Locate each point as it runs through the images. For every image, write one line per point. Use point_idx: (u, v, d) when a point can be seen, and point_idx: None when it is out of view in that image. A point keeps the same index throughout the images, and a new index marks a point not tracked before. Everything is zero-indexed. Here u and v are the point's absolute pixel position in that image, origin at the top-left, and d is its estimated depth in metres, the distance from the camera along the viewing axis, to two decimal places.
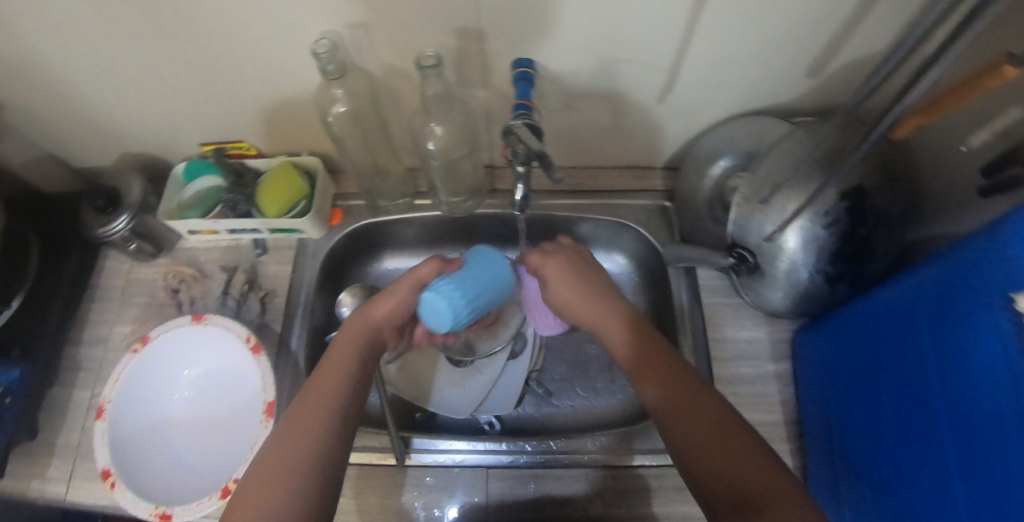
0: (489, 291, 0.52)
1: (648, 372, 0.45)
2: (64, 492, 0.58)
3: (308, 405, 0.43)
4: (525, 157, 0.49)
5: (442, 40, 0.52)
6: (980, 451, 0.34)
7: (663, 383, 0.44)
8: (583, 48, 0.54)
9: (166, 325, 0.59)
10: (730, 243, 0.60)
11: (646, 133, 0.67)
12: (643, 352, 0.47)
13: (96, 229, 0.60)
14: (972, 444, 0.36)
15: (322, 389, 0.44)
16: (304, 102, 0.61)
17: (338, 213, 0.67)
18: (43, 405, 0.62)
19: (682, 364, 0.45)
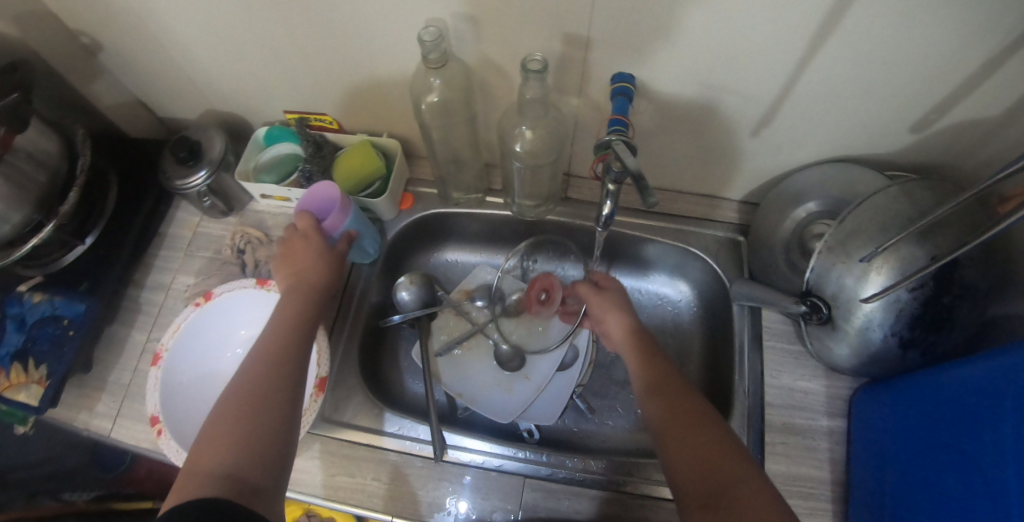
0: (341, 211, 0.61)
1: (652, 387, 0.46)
2: (109, 429, 0.60)
3: (257, 371, 0.44)
4: (617, 175, 0.48)
5: (547, 44, 0.51)
6: None
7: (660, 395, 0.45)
8: (687, 71, 0.53)
9: (229, 284, 0.61)
10: (803, 291, 0.58)
11: (728, 163, 0.65)
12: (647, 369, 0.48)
13: (175, 180, 0.61)
14: None
15: (269, 355, 0.46)
16: (395, 85, 0.61)
17: (409, 199, 0.68)
18: (101, 341, 0.64)
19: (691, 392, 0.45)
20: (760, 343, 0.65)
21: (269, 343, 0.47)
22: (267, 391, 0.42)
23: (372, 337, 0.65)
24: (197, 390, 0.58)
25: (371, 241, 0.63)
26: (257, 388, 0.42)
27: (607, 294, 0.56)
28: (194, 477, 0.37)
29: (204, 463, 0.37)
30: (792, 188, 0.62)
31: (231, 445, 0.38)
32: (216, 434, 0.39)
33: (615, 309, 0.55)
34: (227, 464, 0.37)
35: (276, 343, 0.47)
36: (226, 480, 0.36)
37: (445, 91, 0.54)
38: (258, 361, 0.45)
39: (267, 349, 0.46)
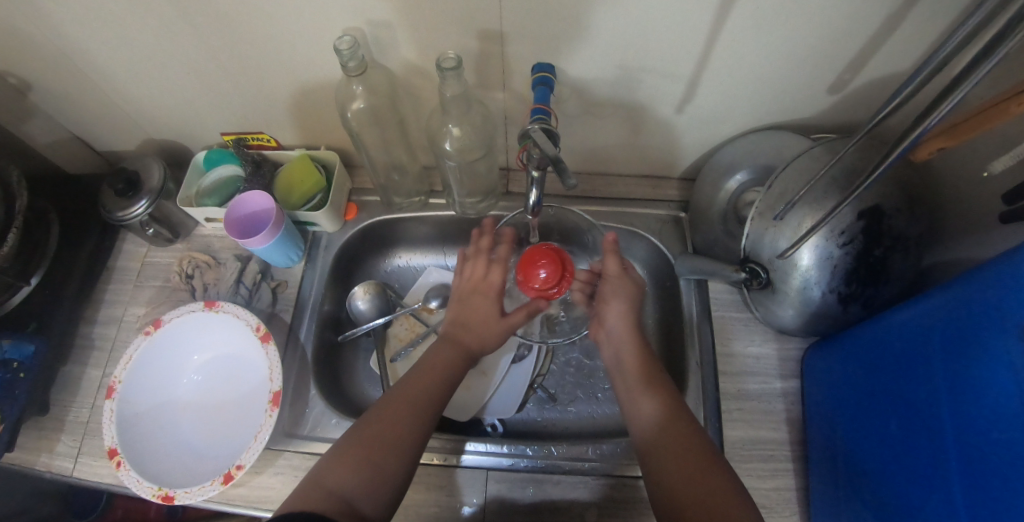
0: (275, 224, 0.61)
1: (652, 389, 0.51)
2: (71, 468, 0.59)
3: (385, 418, 0.46)
4: (538, 161, 0.49)
5: (463, 42, 0.52)
6: (991, 472, 0.35)
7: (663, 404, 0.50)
8: (604, 55, 0.54)
9: (178, 309, 0.60)
10: (742, 258, 0.59)
11: (663, 141, 0.67)
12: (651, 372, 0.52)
13: (114, 213, 0.61)
14: (979, 467, 0.36)
15: (411, 403, 0.47)
16: (323, 97, 0.61)
17: (353, 208, 0.68)
18: (56, 381, 0.64)
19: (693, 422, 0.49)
20: (711, 315, 0.66)
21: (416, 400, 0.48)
22: (388, 440, 0.45)
23: (330, 350, 0.65)
24: (156, 418, 0.58)
25: (294, 247, 0.62)
26: (382, 434, 0.45)
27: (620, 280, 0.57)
28: (318, 488, 0.42)
29: (327, 481, 0.42)
30: (724, 159, 0.63)
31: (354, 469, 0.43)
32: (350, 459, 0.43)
33: (619, 296, 0.56)
34: (337, 485, 0.42)
35: (428, 393, 0.49)
36: (340, 501, 0.41)
37: (370, 97, 0.55)
38: (409, 410, 0.47)
39: (413, 405, 0.47)
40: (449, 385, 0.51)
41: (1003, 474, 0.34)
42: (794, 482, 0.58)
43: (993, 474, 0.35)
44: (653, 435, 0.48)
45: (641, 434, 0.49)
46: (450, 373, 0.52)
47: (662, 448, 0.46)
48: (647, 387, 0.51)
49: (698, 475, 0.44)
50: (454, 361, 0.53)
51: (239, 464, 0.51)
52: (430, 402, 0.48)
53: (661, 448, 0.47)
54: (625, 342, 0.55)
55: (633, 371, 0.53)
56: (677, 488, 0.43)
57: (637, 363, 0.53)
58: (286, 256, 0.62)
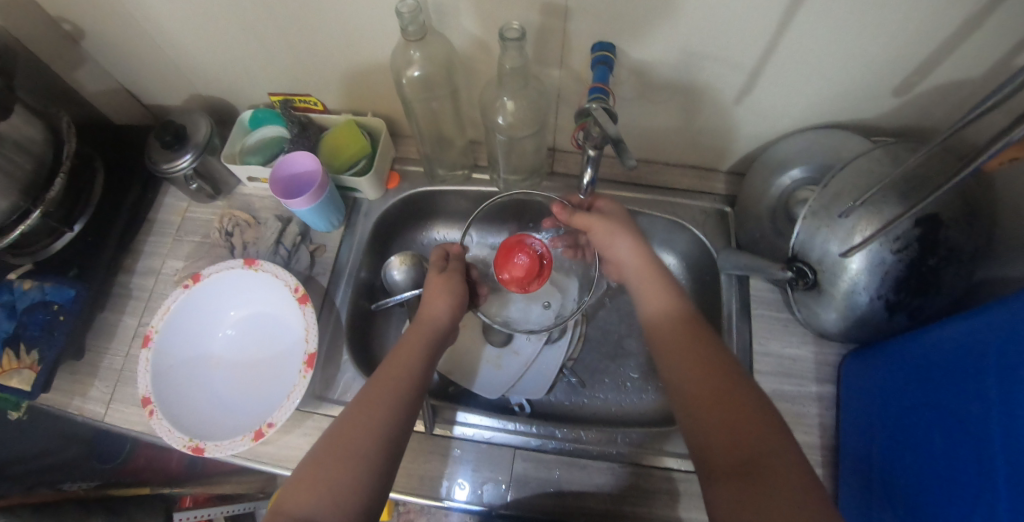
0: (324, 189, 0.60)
1: (681, 348, 0.47)
2: (103, 413, 0.60)
3: (341, 433, 0.42)
4: (597, 140, 0.48)
5: (527, 14, 0.51)
6: None
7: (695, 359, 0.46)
8: (668, 39, 0.53)
9: (217, 265, 0.61)
10: (789, 257, 0.58)
11: (714, 132, 0.65)
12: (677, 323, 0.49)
13: (160, 165, 0.61)
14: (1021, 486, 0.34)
15: (368, 413, 0.43)
16: (376, 63, 0.60)
17: (395, 177, 0.68)
18: (93, 327, 0.64)
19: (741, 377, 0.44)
20: (749, 312, 0.65)
21: (374, 409, 0.44)
22: (343, 455, 0.41)
23: (364, 317, 0.64)
24: (189, 371, 0.58)
25: (335, 212, 0.62)
26: (337, 449, 0.41)
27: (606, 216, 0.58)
28: (278, 514, 0.38)
29: (287, 507, 0.38)
30: (777, 156, 0.62)
31: (317, 489, 0.39)
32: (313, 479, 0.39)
33: (618, 233, 0.57)
34: (295, 511, 0.38)
35: (382, 397, 0.44)
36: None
37: (426, 66, 0.54)
38: (366, 422, 0.43)
39: (368, 414, 0.43)
40: (412, 385, 0.46)
41: None
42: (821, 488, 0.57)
43: None
44: (695, 390, 0.44)
45: (685, 388, 0.44)
46: (412, 373, 0.47)
47: (697, 403, 0.43)
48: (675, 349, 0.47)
49: (756, 441, 0.39)
50: (416, 360, 0.49)
51: (271, 422, 0.51)
52: (390, 407, 0.44)
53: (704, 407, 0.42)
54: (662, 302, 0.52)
55: (663, 333, 0.49)
56: (712, 449, 0.40)
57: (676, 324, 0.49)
58: (326, 220, 0.62)
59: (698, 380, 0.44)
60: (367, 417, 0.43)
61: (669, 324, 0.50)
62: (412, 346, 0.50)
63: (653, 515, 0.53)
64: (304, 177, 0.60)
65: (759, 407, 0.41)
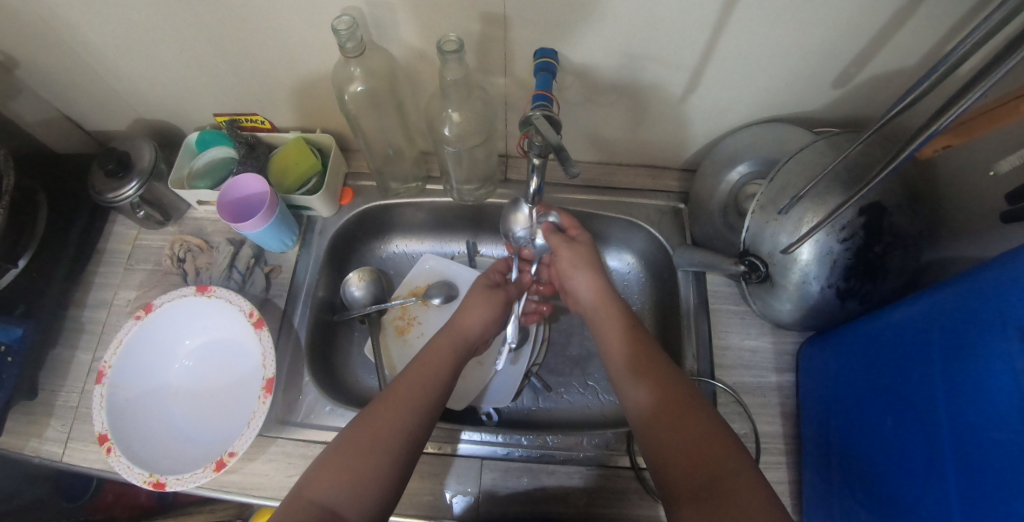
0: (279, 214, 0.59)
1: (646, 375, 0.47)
2: (60, 453, 0.59)
3: (368, 424, 0.44)
4: (540, 149, 0.48)
5: (466, 24, 0.51)
6: (987, 470, 0.35)
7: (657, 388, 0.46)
8: (608, 42, 0.53)
9: (169, 294, 0.59)
10: (742, 251, 0.59)
11: (665, 130, 0.66)
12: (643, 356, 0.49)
13: (105, 194, 0.60)
14: (977, 465, 0.36)
15: (397, 405, 0.45)
16: (320, 79, 0.59)
17: (348, 193, 0.66)
18: (46, 365, 0.63)
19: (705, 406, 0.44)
20: (707, 307, 0.64)
21: (406, 405, 0.45)
22: (368, 445, 0.42)
23: (324, 336, 0.64)
24: (147, 404, 0.57)
25: (289, 232, 0.61)
26: (364, 439, 0.43)
27: (575, 246, 0.59)
28: (301, 499, 0.40)
29: (308, 492, 0.40)
30: (725, 151, 0.62)
31: (341, 476, 0.40)
32: (340, 464, 0.41)
33: (580, 267, 0.58)
34: (320, 496, 0.40)
35: (412, 397, 0.46)
36: (322, 512, 0.39)
37: (369, 80, 0.54)
38: (393, 415, 0.44)
39: (399, 409, 0.45)
40: (438, 385, 0.48)
41: (1002, 472, 0.33)
42: (786, 476, 0.58)
43: (994, 476, 0.34)
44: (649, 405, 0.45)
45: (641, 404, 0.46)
46: (438, 373, 0.49)
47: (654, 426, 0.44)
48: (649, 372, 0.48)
49: (717, 471, 0.39)
50: (444, 363, 0.50)
51: (232, 451, 0.50)
52: (416, 399, 0.46)
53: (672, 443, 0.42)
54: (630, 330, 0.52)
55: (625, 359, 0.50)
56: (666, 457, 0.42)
57: (661, 371, 0.48)
58: (281, 240, 0.61)
59: (656, 405, 0.45)
60: (397, 408, 0.45)
61: (625, 340, 0.52)
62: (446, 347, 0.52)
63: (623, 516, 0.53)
64: (254, 200, 0.59)
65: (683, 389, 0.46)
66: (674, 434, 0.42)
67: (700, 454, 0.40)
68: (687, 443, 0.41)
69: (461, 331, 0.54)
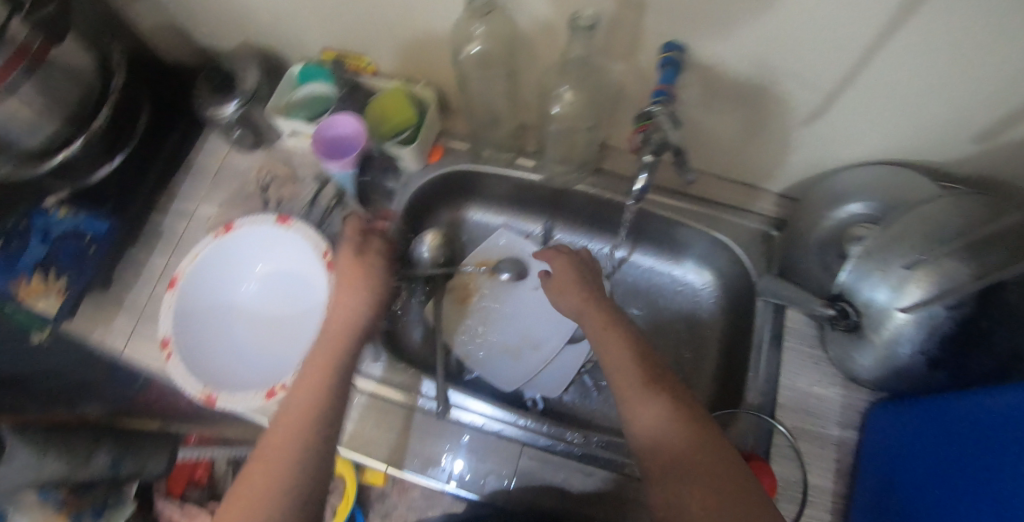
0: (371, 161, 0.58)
1: (646, 401, 0.46)
2: (122, 346, 0.61)
3: (266, 448, 0.42)
4: (658, 145, 0.48)
5: (600, 2, 0.48)
6: None
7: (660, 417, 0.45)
8: (743, 48, 0.49)
9: (250, 217, 0.60)
10: (835, 293, 0.55)
11: (774, 151, 0.62)
12: (648, 375, 0.48)
13: (206, 109, 0.63)
14: None
15: (287, 428, 0.43)
16: (432, 32, 0.58)
17: (438, 151, 0.65)
18: (123, 260, 0.65)
19: (723, 445, 0.43)
20: (781, 342, 0.61)
21: (272, 446, 0.43)
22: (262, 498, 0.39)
23: (387, 288, 0.63)
24: (210, 318, 0.58)
25: (375, 178, 0.60)
26: (266, 462, 0.41)
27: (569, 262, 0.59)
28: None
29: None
30: (838, 186, 0.58)
31: (251, 500, 0.39)
32: (243, 493, 0.40)
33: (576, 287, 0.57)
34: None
35: (290, 427, 0.43)
36: None
37: (486, 42, 0.52)
38: (285, 433, 0.43)
39: (279, 452, 0.42)
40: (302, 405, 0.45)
41: None
42: None
43: None
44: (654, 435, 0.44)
45: (642, 431, 0.45)
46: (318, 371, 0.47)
47: (660, 456, 0.43)
48: (653, 397, 0.46)
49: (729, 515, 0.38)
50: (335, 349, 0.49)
51: (283, 384, 0.51)
52: (314, 413, 0.44)
53: (669, 459, 0.43)
54: (635, 347, 0.51)
55: (630, 378, 0.48)
56: (676, 501, 0.41)
57: (646, 375, 0.48)
58: (367, 186, 0.60)
59: (665, 436, 0.44)
60: (296, 425, 0.43)
61: (635, 358, 0.50)
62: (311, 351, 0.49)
63: None
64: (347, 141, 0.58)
65: (683, 418, 0.45)
66: (692, 475, 0.41)
67: (716, 491, 0.40)
68: (705, 481, 0.41)
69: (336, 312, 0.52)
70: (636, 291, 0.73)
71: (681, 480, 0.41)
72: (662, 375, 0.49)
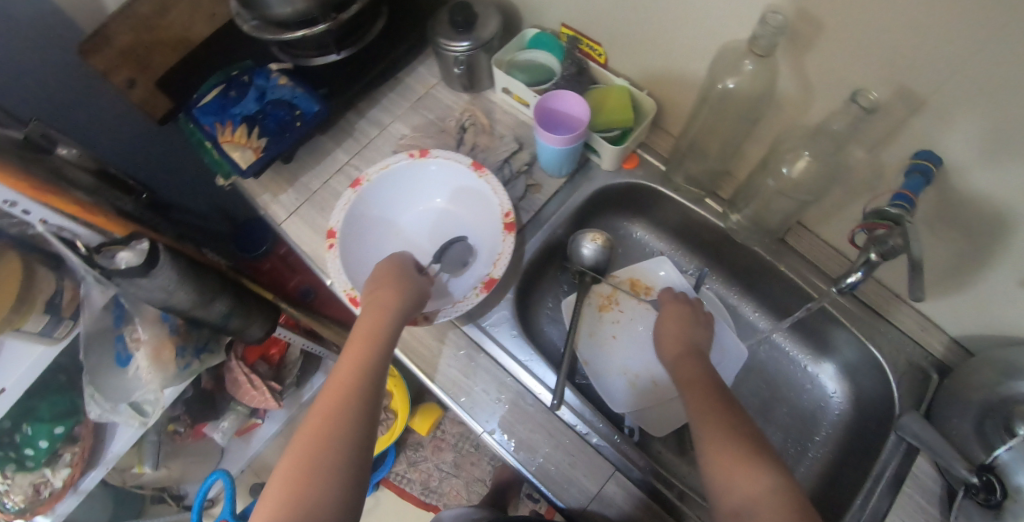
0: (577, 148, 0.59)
1: (728, 445, 0.41)
2: (282, 219, 0.65)
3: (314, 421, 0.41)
4: (888, 248, 0.46)
5: (883, 88, 0.45)
6: None
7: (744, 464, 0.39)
8: (1003, 189, 0.44)
9: (444, 152, 0.62)
10: (984, 464, 0.50)
11: (975, 302, 0.57)
12: (730, 423, 0.43)
13: (440, 39, 0.64)
14: None
15: (334, 402, 0.42)
16: (682, 48, 0.56)
17: (633, 159, 0.66)
18: (311, 144, 0.69)
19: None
20: (897, 487, 0.55)
21: (321, 416, 0.41)
22: (308, 472, 0.37)
23: (537, 269, 0.64)
24: (374, 227, 0.61)
25: (573, 161, 0.61)
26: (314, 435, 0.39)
27: (679, 311, 0.59)
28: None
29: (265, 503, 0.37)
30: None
31: (296, 476, 0.37)
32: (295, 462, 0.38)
33: (673, 337, 0.56)
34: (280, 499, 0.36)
35: (339, 396, 0.42)
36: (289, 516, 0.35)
37: (746, 81, 0.51)
38: (335, 407, 0.41)
39: (325, 421, 0.40)
40: (355, 372, 0.44)
41: None
42: None
43: None
44: (745, 488, 0.38)
45: (728, 484, 0.39)
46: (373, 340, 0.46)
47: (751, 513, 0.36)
48: (733, 444, 0.41)
49: None
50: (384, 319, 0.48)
51: (428, 317, 0.53)
52: (355, 389, 0.43)
53: None
54: (713, 395, 0.46)
55: (708, 419, 0.43)
56: None
57: (717, 423, 0.43)
58: (562, 166, 0.61)
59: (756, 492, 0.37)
60: (338, 399, 0.42)
61: (710, 401, 0.45)
62: (369, 316, 0.48)
63: None
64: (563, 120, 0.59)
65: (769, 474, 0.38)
66: None
67: None
68: None
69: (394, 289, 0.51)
70: (763, 367, 0.71)
71: None
72: (741, 426, 0.42)
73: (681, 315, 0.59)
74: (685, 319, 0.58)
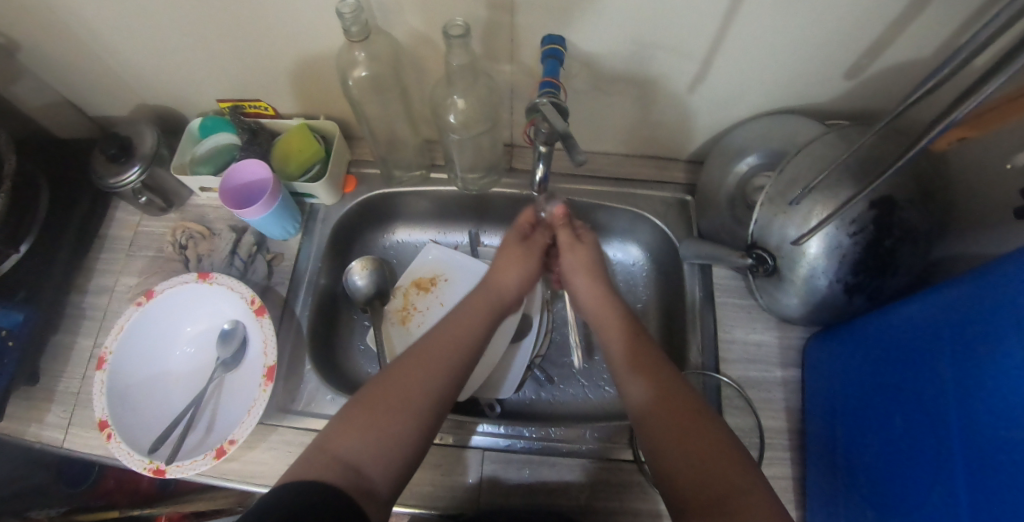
0: (284, 206, 0.59)
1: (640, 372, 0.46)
2: (60, 439, 0.58)
3: (388, 384, 0.43)
4: (547, 135, 0.48)
5: (473, 10, 0.49)
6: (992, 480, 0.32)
7: (652, 386, 0.44)
8: (617, 32, 0.52)
9: (171, 280, 0.59)
10: (749, 244, 0.57)
11: (676, 124, 0.65)
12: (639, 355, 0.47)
13: (106, 179, 0.58)
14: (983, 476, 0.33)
15: (424, 368, 0.44)
16: (322, 64, 0.58)
17: (351, 182, 0.66)
18: (46, 350, 0.62)
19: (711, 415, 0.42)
20: (712, 300, 0.64)
21: (418, 362, 0.45)
22: (401, 402, 0.41)
23: (325, 324, 0.64)
24: (147, 390, 0.56)
25: (291, 220, 0.61)
26: (385, 399, 0.41)
27: (584, 249, 0.57)
28: (324, 454, 0.38)
29: (329, 446, 0.39)
30: (735, 143, 0.61)
31: (366, 435, 0.39)
32: (360, 421, 0.40)
33: (581, 272, 0.56)
34: (343, 449, 0.38)
35: (430, 362, 0.45)
36: (345, 469, 0.37)
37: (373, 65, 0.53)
38: (421, 376, 0.44)
39: (421, 367, 0.44)
40: (471, 347, 0.48)
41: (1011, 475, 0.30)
42: (790, 471, 0.56)
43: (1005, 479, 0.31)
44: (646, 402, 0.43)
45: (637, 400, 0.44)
46: (472, 335, 0.49)
47: (654, 424, 0.42)
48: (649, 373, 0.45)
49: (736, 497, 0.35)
50: (478, 325, 0.50)
51: (232, 438, 0.49)
52: (440, 361, 0.45)
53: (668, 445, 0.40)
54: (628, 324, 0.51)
55: (621, 357, 0.48)
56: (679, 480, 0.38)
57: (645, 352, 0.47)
58: (282, 228, 0.61)
59: (659, 404, 0.43)
60: (415, 374, 0.44)
61: (624, 335, 0.50)
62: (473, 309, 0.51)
63: (621, 509, 0.53)
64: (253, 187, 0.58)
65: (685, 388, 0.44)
66: (687, 440, 0.40)
67: (711, 454, 0.38)
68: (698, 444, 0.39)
69: (496, 287, 0.55)
70: None
71: (675, 456, 0.39)
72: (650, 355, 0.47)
73: (579, 251, 0.57)
74: (595, 264, 0.57)
